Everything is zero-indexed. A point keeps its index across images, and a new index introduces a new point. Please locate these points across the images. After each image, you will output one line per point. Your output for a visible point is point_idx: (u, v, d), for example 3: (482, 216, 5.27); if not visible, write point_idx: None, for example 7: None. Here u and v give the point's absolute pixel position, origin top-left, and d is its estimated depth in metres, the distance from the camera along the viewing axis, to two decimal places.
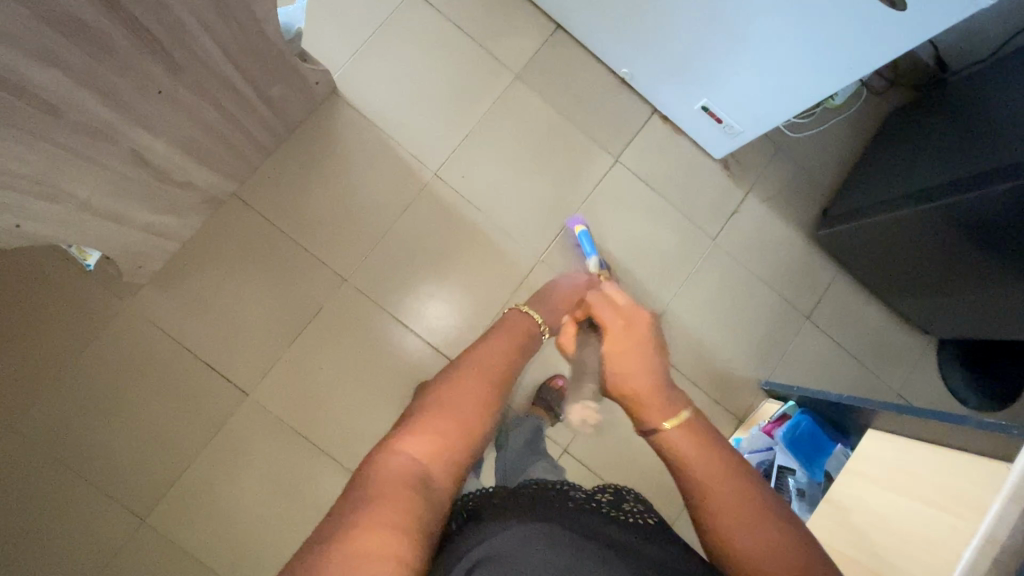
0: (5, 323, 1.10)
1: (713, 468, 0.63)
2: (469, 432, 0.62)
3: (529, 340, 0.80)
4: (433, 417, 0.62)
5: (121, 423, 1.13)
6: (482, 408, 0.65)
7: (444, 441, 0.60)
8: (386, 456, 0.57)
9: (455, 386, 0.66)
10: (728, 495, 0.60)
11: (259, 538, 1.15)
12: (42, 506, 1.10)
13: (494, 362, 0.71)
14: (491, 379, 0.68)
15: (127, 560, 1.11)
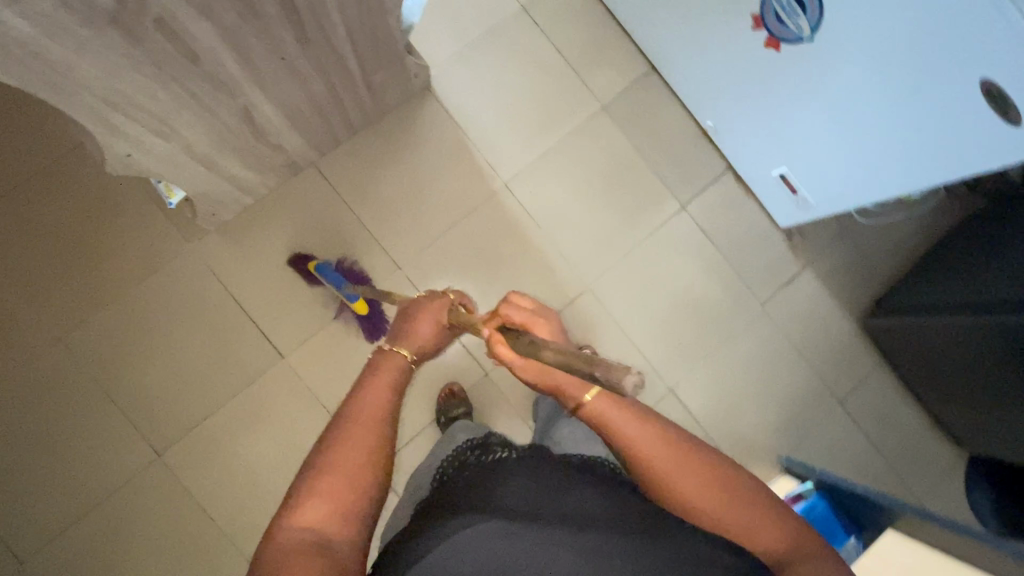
0: (78, 241, 1.15)
1: (660, 440, 0.66)
2: (359, 480, 0.63)
3: (407, 367, 0.75)
4: (318, 485, 0.61)
5: (159, 359, 1.17)
6: (369, 457, 0.64)
7: (332, 501, 0.61)
8: (277, 542, 0.57)
9: (330, 449, 0.64)
10: (680, 469, 0.64)
11: (264, 497, 1.17)
12: (68, 421, 1.14)
13: (368, 407, 0.68)
14: (368, 427, 0.66)
15: (137, 489, 1.14)
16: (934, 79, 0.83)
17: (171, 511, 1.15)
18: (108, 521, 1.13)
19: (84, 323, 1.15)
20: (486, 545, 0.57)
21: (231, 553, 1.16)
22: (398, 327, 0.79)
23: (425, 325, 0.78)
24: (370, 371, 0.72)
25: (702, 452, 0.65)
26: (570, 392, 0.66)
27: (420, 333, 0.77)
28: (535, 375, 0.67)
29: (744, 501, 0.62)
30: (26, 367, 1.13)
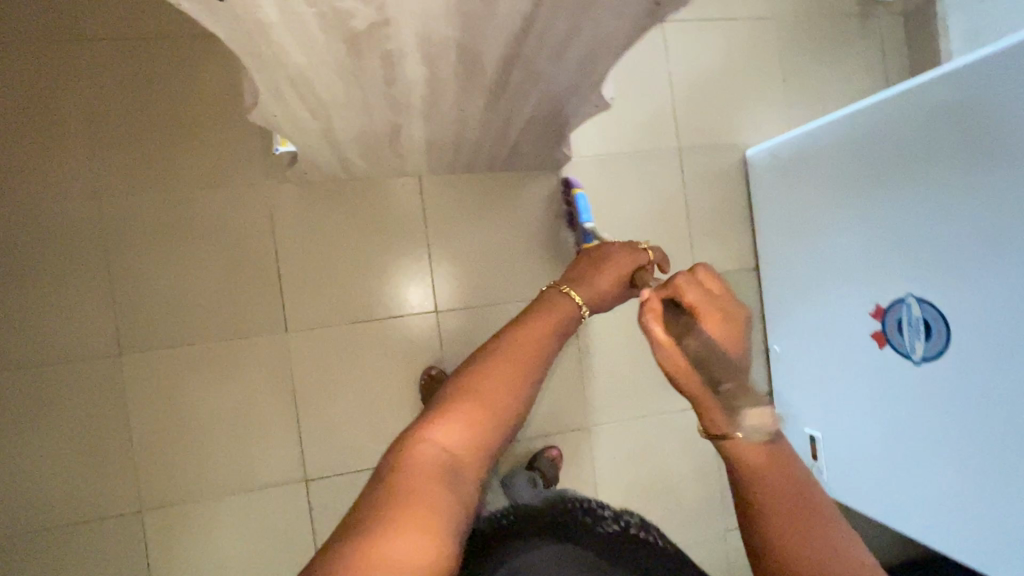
0: (166, 120, 1.11)
1: (786, 474, 0.47)
2: (500, 421, 0.58)
3: (569, 319, 0.68)
4: (463, 404, 0.58)
5: (174, 265, 1.12)
6: (514, 399, 0.59)
7: (473, 428, 0.57)
8: (414, 445, 0.55)
9: (487, 369, 0.60)
10: (793, 528, 0.45)
11: (189, 447, 1.12)
12: (55, 273, 1.08)
13: (532, 343, 0.63)
14: (526, 364, 0.61)
15: (79, 374, 1.08)
16: (1011, 472, 0.85)
17: (96, 411, 1.09)
18: (33, 387, 1.07)
19: (128, 194, 1.10)
20: None
21: (127, 483, 1.09)
22: (574, 277, 0.75)
23: (604, 278, 0.74)
24: (544, 310, 0.67)
25: (813, 497, 0.47)
26: (710, 411, 0.48)
27: (597, 283, 0.73)
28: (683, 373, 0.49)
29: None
30: (48, 200, 1.07)
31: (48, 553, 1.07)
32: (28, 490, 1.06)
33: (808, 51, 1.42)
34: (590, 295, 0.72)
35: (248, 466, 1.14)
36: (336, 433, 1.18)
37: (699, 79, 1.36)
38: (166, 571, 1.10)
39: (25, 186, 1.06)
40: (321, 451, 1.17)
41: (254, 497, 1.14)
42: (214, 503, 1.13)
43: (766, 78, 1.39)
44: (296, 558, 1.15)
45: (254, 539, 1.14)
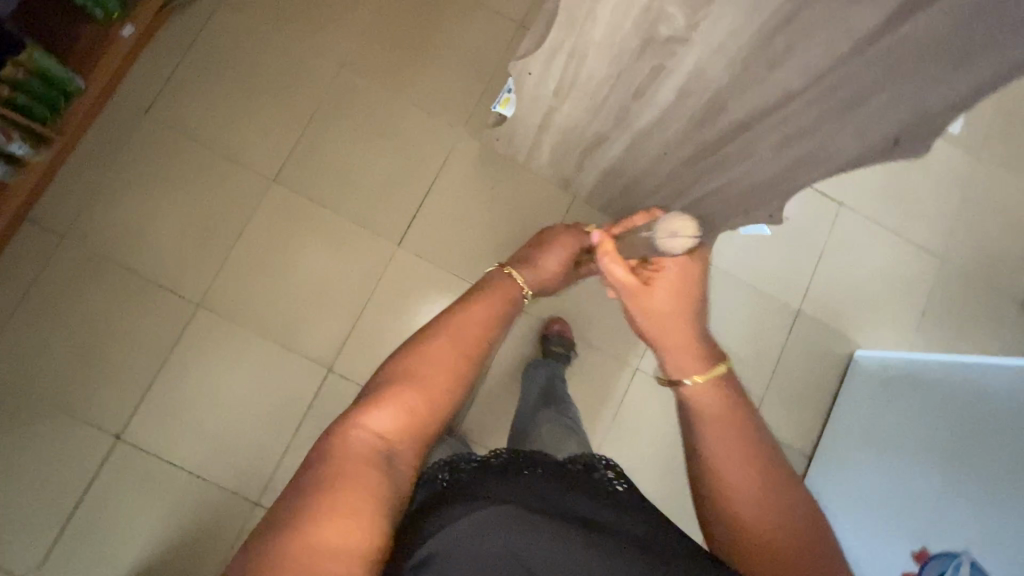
0: (425, 46, 1.32)
1: (705, 397, 0.69)
2: (437, 401, 0.65)
3: (515, 297, 0.84)
4: (400, 390, 0.63)
5: (356, 146, 1.28)
6: (453, 380, 0.67)
7: (410, 411, 0.62)
8: (342, 438, 0.60)
9: (423, 348, 0.68)
10: (734, 465, 0.63)
11: (265, 281, 1.22)
12: (274, 96, 1.26)
13: (467, 335, 0.71)
14: (458, 351, 0.69)
15: (234, 172, 1.23)
16: None
17: (225, 209, 1.22)
18: (198, 160, 1.22)
19: (364, 79, 1.29)
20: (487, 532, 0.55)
21: (204, 275, 1.20)
22: (523, 261, 0.96)
23: (553, 259, 0.97)
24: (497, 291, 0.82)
25: (750, 454, 0.64)
26: (677, 354, 0.75)
27: (542, 267, 0.95)
28: (653, 325, 0.79)
29: (787, 500, 0.62)
30: (309, 46, 1.28)
31: (111, 292, 1.17)
32: (135, 234, 1.19)
33: (957, 305, 1.44)
34: (534, 278, 0.94)
35: (294, 329, 1.21)
36: (373, 349, 1.23)
37: (844, 269, 1.41)
38: (178, 367, 1.17)
39: (301, 30, 1.28)
40: (354, 355, 1.22)
41: (281, 357, 1.20)
42: (251, 340, 1.20)
43: (905, 302, 1.42)
44: (274, 432, 1.19)
45: (254, 388, 1.19)
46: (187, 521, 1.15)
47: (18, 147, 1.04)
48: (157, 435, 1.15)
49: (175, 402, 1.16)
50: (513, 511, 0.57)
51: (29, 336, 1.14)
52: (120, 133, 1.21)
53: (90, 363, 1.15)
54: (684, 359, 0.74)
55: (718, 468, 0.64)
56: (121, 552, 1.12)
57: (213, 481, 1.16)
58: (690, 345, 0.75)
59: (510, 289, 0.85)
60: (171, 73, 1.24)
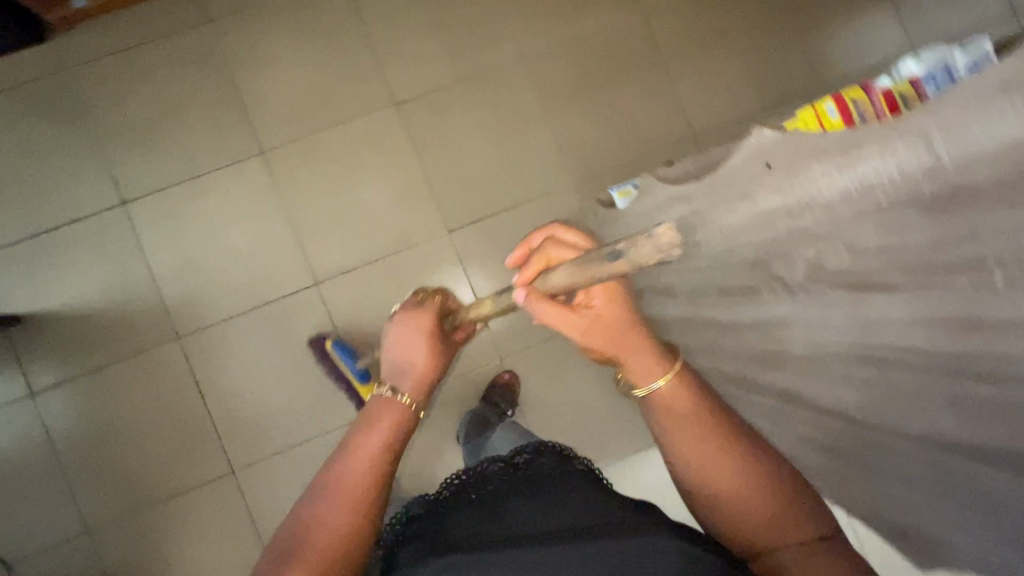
0: (600, 94, 1.30)
1: (676, 398, 0.62)
2: (340, 546, 0.58)
3: (427, 322, 0.81)
4: (295, 564, 0.56)
5: (483, 127, 1.27)
6: (355, 518, 0.59)
7: (314, 573, 0.56)
8: None
9: (304, 515, 0.60)
10: (724, 471, 0.60)
11: (323, 174, 1.24)
12: (451, 40, 1.27)
13: (355, 470, 0.62)
14: (353, 497, 0.60)
15: (372, 73, 1.25)
16: None
17: (340, 96, 1.24)
18: (352, 42, 1.24)
19: (532, 80, 1.28)
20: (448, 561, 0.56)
21: (283, 133, 1.23)
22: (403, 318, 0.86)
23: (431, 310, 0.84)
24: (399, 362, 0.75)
25: (746, 457, 0.60)
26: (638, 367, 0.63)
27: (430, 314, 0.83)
28: (613, 343, 0.62)
29: (777, 478, 0.60)
30: (511, 22, 1.28)
31: (207, 88, 1.22)
32: (261, 61, 1.23)
33: None
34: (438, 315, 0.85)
35: (316, 231, 1.23)
36: (357, 295, 1.23)
37: None
38: (210, 188, 1.22)
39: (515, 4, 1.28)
40: (339, 288, 1.23)
41: (287, 243, 1.23)
42: (278, 212, 1.23)
43: None
44: (236, 295, 1.21)
45: (247, 250, 1.22)
46: (120, 308, 1.19)
47: None
48: (149, 225, 1.20)
49: (187, 212, 1.21)
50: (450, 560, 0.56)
51: (126, 74, 1.20)
52: None
53: (152, 132, 1.21)
54: (645, 366, 0.62)
55: (731, 496, 0.59)
56: (54, 287, 1.18)
57: (162, 294, 1.20)
58: (644, 343, 0.62)
59: (417, 350, 0.76)
60: None
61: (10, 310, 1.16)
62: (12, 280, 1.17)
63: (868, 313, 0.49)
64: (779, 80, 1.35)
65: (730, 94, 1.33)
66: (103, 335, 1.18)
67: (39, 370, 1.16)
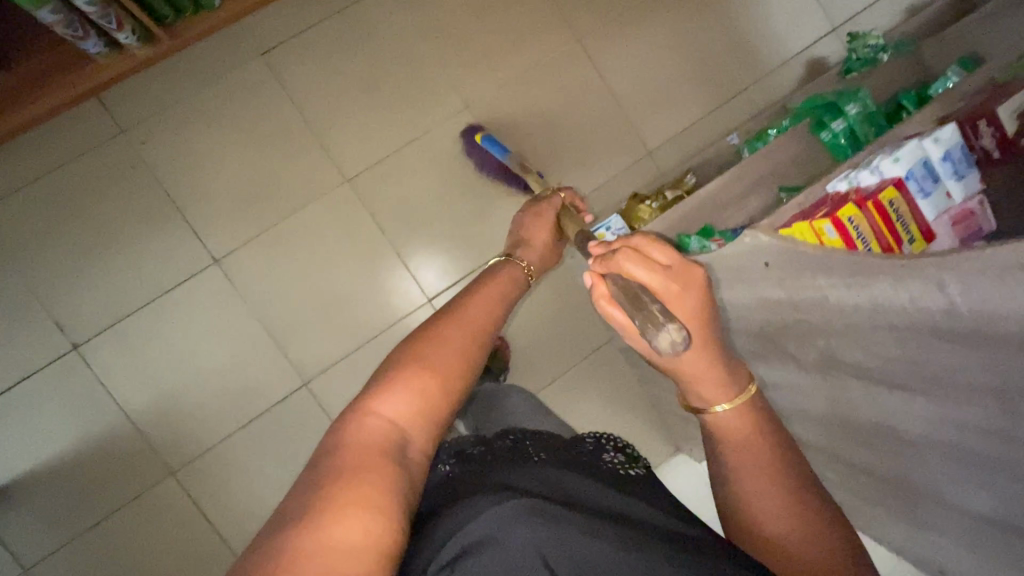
0: (553, 128, 1.28)
1: (732, 424, 0.56)
2: (447, 383, 0.54)
3: (547, 219, 0.85)
4: (415, 375, 0.52)
5: (440, 184, 1.23)
6: (464, 361, 0.55)
7: (423, 399, 0.52)
8: (361, 409, 0.50)
9: (428, 338, 0.56)
10: (746, 457, 0.55)
11: (288, 267, 1.18)
12: (391, 100, 1.21)
13: (477, 319, 0.60)
14: (470, 339, 0.57)
15: (316, 152, 1.18)
16: None
17: (287, 181, 1.17)
18: (287, 123, 1.17)
19: (481, 127, 1.25)
20: (521, 525, 0.45)
21: (234, 234, 1.16)
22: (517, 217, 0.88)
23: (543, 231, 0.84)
24: (528, 226, 0.84)
25: (785, 458, 0.55)
26: (703, 389, 0.56)
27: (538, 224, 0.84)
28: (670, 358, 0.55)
29: (799, 490, 0.54)
30: (448, 71, 1.23)
31: (139, 202, 1.12)
32: (193, 162, 1.14)
33: None
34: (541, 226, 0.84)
35: (293, 328, 1.18)
36: (353, 384, 1.19)
37: None
38: (167, 309, 1.13)
39: (447, 49, 1.23)
40: (333, 380, 1.19)
41: (267, 346, 1.17)
42: (251, 318, 1.16)
43: None
44: (223, 414, 1.15)
45: (224, 364, 1.15)
46: (99, 456, 1.11)
47: (124, 35, 0.99)
48: (111, 363, 1.11)
49: (148, 340, 1.13)
50: (532, 500, 0.47)
51: (41, 207, 1.09)
52: (228, 60, 1.15)
53: (87, 262, 1.11)
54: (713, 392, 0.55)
55: (742, 483, 0.55)
56: (21, 453, 1.09)
57: (144, 429, 1.12)
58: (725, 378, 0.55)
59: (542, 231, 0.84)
60: (304, 27, 1.17)
61: None
62: None
63: None
64: (717, 78, 1.37)
65: (674, 102, 1.34)
66: (87, 489, 1.11)
67: (25, 544, 1.08)
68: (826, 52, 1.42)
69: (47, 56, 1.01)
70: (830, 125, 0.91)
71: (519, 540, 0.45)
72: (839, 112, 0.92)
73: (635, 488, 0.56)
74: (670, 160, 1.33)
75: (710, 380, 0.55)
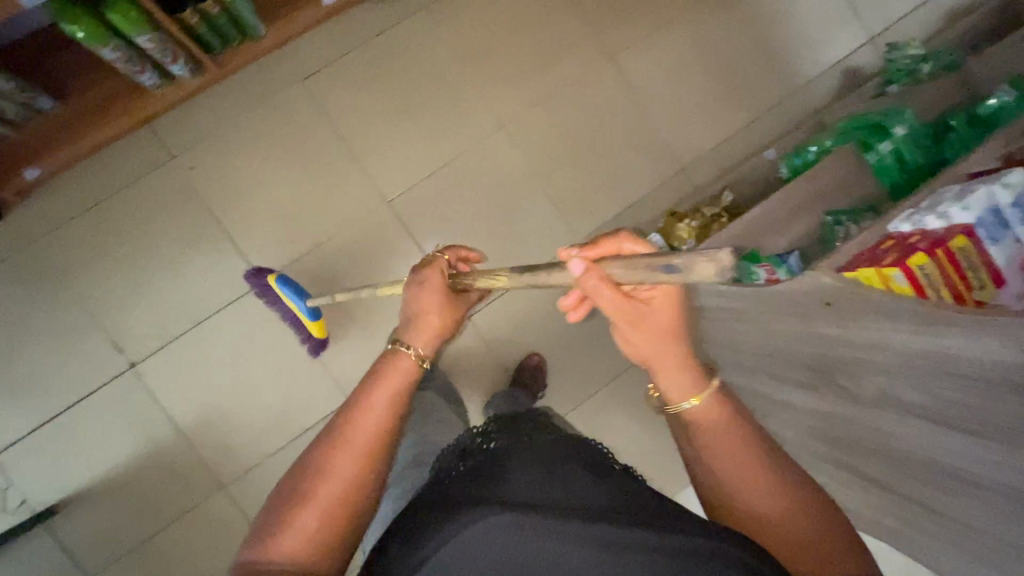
0: (587, 145, 1.29)
1: (711, 414, 0.58)
2: (342, 497, 0.57)
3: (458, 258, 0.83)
4: (308, 496, 0.56)
5: (476, 203, 1.24)
6: (359, 469, 0.59)
7: (322, 515, 0.56)
8: (260, 553, 0.54)
9: (319, 456, 0.59)
10: (729, 450, 0.57)
11: (331, 287, 1.20)
12: (428, 121, 1.23)
13: (367, 419, 0.61)
14: (359, 457, 0.59)
15: (356, 173, 1.21)
16: None
17: (328, 202, 1.20)
18: (328, 145, 1.20)
19: (516, 146, 1.26)
20: (497, 534, 0.49)
21: (278, 254, 1.19)
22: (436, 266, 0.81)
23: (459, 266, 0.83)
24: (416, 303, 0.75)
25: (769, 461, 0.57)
26: (674, 383, 0.59)
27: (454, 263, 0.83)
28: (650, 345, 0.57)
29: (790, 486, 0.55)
30: (483, 90, 1.25)
31: (188, 226, 1.16)
32: (238, 185, 1.17)
33: None
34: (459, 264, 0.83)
35: (336, 346, 1.21)
36: None
37: None
38: (215, 329, 1.17)
39: (482, 69, 1.25)
40: None
41: (311, 363, 1.20)
42: (295, 336, 1.19)
43: None
44: (268, 430, 1.18)
45: (270, 382, 1.19)
46: (153, 470, 1.15)
47: (177, 67, 1.02)
48: (163, 382, 1.16)
49: (198, 360, 1.17)
50: (509, 518, 0.49)
51: (96, 232, 1.13)
52: (270, 86, 1.18)
53: (140, 285, 1.15)
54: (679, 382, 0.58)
55: (725, 473, 0.57)
56: (81, 468, 1.13)
57: (195, 445, 1.17)
58: (685, 369, 0.58)
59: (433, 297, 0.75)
60: (343, 52, 1.20)
61: (43, 503, 1.12)
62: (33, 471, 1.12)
63: (957, 446, 0.53)
64: (751, 90, 1.36)
65: (708, 116, 1.34)
66: (143, 503, 1.15)
67: (87, 556, 1.13)
68: (862, 62, 1.40)
69: (102, 88, 1.05)
70: (877, 146, 0.91)
71: (491, 546, 0.49)
72: (886, 134, 0.91)
73: (607, 481, 0.56)
74: (703, 175, 1.33)
75: (669, 364, 0.58)
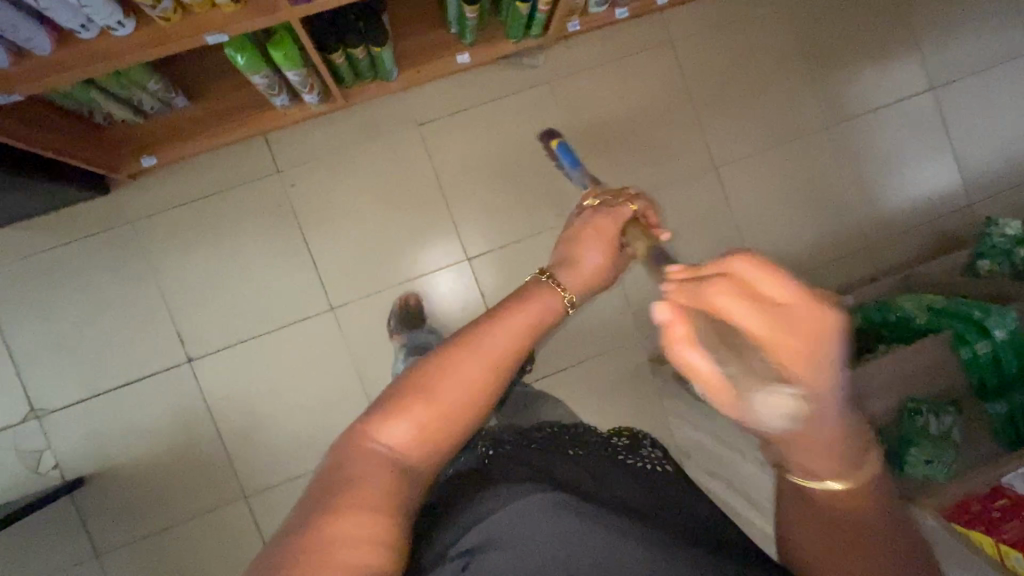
0: (671, 247, 1.30)
1: (783, 491, 0.41)
2: (464, 411, 0.45)
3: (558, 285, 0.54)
4: (446, 370, 0.45)
5: None
6: (483, 398, 0.46)
7: (439, 429, 0.45)
8: (362, 430, 0.44)
9: (462, 340, 0.47)
10: (827, 556, 0.41)
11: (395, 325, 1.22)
12: (527, 189, 1.25)
13: (515, 324, 0.48)
14: (493, 364, 0.46)
15: (447, 223, 1.23)
16: None
17: (413, 244, 1.23)
18: (427, 191, 1.22)
19: None
20: (551, 519, 0.44)
21: (354, 282, 1.21)
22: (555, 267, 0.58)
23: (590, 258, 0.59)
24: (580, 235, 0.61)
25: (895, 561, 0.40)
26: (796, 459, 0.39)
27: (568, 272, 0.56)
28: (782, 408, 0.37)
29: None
30: (585, 172, 1.27)
31: (277, 238, 1.19)
32: (332, 209, 1.20)
33: None
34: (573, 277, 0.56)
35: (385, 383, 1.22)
36: None
37: None
38: (278, 338, 1.19)
39: (590, 152, 1.27)
40: None
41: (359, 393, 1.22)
42: (350, 363, 1.21)
43: None
44: (306, 449, 1.20)
45: (318, 402, 1.20)
46: (186, 464, 1.17)
47: (310, 96, 1.05)
48: (215, 380, 1.18)
49: (254, 365, 1.19)
50: (563, 500, 0.45)
51: (190, 224, 1.17)
52: (386, 123, 1.21)
53: (217, 283, 1.18)
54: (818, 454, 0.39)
55: (813, 568, 0.43)
56: (118, 446, 1.15)
57: (230, 448, 1.18)
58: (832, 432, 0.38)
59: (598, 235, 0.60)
60: (462, 106, 1.23)
61: (74, 472, 1.14)
62: (75, 438, 1.14)
63: None
64: (841, 227, 1.37)
65: (794, 244, 1.35)
66: (168, 493, 1.17)
67: (103, 533, 1.15)
68: (957, 223, 1.40)
69: (234, 97, 1.09)
70: (973, 345, 0.91)
71: (539, 528, 0.43)
72: (985, 333, 0.90)
73: (645, 481, 0.54)
74: None
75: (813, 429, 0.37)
